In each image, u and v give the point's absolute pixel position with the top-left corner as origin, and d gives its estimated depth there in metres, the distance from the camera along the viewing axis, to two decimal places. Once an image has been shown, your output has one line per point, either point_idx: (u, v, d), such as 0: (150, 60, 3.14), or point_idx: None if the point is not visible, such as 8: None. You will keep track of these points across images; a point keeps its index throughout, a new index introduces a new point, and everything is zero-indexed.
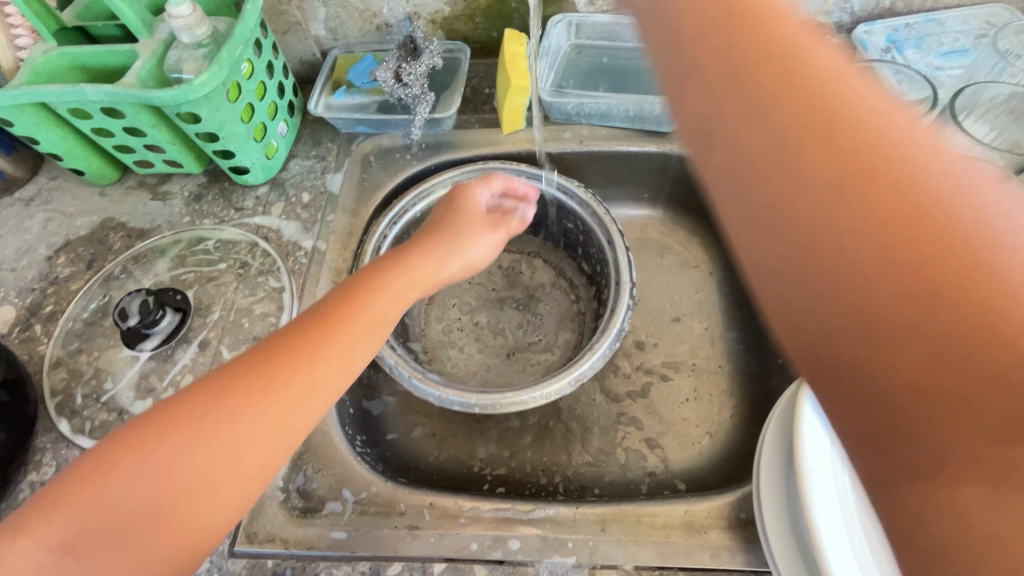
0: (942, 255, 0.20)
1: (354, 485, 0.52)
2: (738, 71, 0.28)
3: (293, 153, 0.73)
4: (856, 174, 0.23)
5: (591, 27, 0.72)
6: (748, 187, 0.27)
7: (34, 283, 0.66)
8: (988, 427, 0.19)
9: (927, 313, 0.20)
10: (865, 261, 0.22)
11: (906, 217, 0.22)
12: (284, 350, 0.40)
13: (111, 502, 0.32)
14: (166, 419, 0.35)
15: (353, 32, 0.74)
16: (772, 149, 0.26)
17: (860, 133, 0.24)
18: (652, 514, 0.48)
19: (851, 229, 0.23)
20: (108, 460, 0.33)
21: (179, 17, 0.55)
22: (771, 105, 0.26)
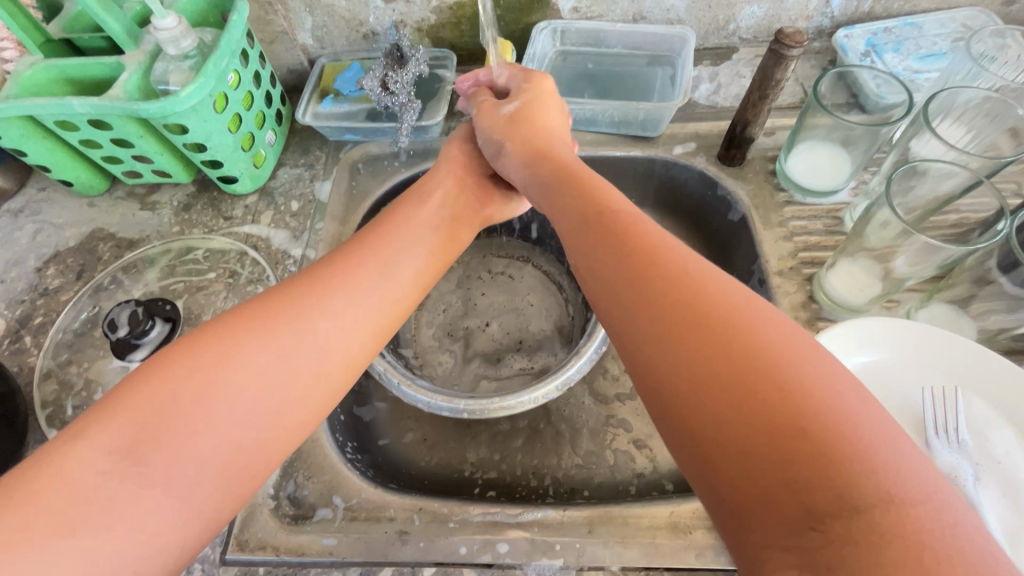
0: (751, 381, 0.27)
1: (344, 491, 0.52)
2: (611, 248, 0.37)
3: (282, 161, 0.74)
4: (684, 301, 0.32)
5: (576, 33, 0.72)
6: (626, 327, 0.34)
7: (23, 294, 0.66)
8: (792, 520, 0.24)
9: (754, 392, 0.27)
10: (702, 390, 0.28)
11: (728, 352, 0.29)
12: (318, 273, 0.43)
13: (169, 402, 0.34)
14: (216, 333, 0.38)
15: (340, 41, 0.74)
16: (636, 302, 0.34)
17: (694, 291, 0.32)
18: (638, 515, 0.48)
19: (698, 336, 0.30)
20: (162, 368, 0.35)
21: (164, 29, 0.55)
22: (627, 262, 0.36)
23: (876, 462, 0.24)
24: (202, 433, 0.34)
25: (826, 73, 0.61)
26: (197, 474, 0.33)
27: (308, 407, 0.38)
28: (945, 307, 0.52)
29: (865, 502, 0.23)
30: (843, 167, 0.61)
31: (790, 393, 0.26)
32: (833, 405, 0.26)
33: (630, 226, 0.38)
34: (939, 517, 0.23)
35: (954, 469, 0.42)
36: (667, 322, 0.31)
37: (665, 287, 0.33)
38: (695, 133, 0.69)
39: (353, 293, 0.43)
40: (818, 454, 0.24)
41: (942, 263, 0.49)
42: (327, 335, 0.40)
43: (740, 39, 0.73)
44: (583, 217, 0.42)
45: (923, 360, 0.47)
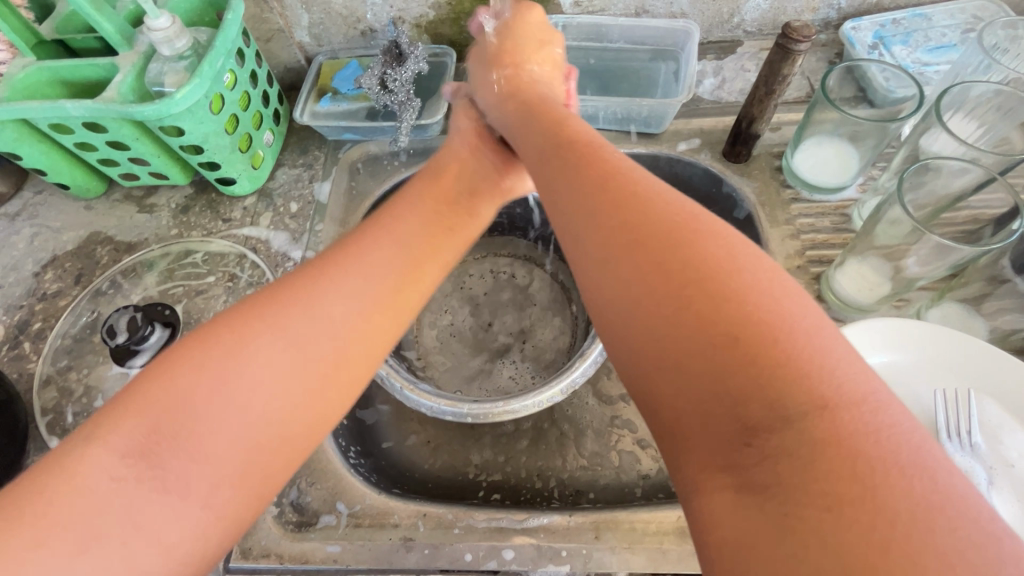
0: (694, 301, 0.27)
1: (348, 497, 0.52)
2: (568, 175, 0.37)
3: (280, 162, 0.73)
4: (634, 215, 0.32)
5: (577, 28, 0.71)
6: (573, 245, 0.34)
7: (22, 299, 0.65)
8: (731, 435, 0.25)
9: (700, 305, 0.27)
10: (648, 313, 0.29)
11: (672, 273, 0.29)
12: (332, 255, 0.41)
13: (180, 399, 0.33)
14: (229, 320, 0.36)
15: (337, 38, 0.73)
16: (586, 226, 0.33)
17: (643, 212, 0.32)
18: (646, 520, 0.48)
19: (646, 253, 0.30)
20: (174, 360, 0.34)
21: (158, 30, 0.54)
22: (578, 183, 0.35)
23: (812, 372, 0.24)
24: (217, 419, 0.33)
25: (833, 68, 0.59)
26: (218, 470, 0.32)
27: (328, 399, 0.36)
28: (957, 306, 0.51)
29: (798, 411, 0.23)
30: (851, 163, 0.60)
31: (729, 306, 0.27)
32: (770, 316, 0.26)
33: (586, 154, 0.38)
34: (875, 420, 0.23)
35: (967, 471, 0.41)
36: (616, 245, 0.31)
37: (616, 210, 0.33)
38: (699, 130, 0.68)
39: (370, 273, 0.40)
40: (752, 368, 0.25)
41: (954, 264, 0.48)
42: (344, 321, 0.38)
43: (745, 32, 0.72)
44: (545, 153, 0.41)
45: (934, 359, 0.46)
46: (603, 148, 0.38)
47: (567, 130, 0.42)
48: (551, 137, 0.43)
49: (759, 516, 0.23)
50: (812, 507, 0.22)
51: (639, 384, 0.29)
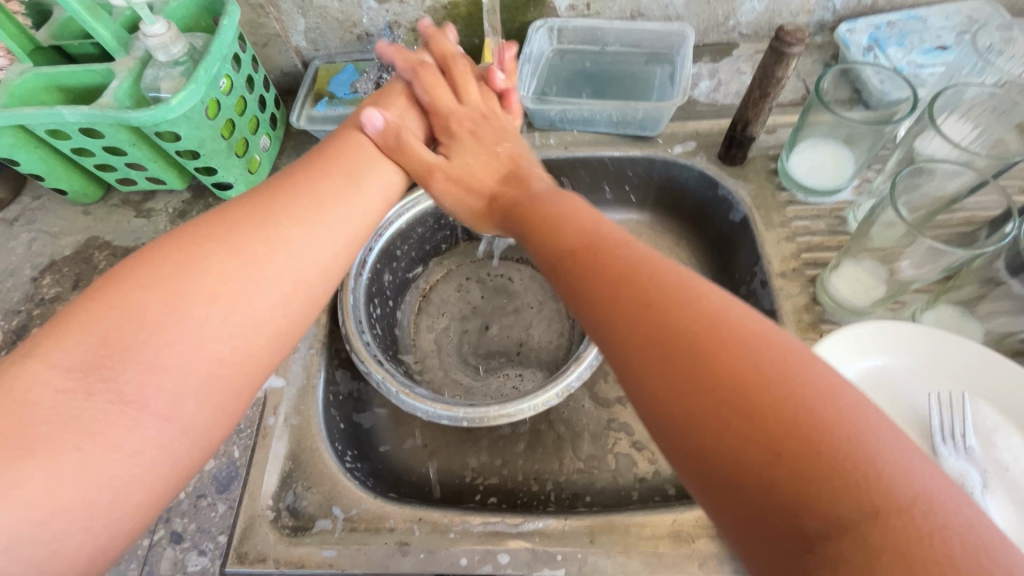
0: (729, 400, 0.27)
1: (344, 502, 0.52)
2: (593, 271, 0.37)
3: (277, 166, 0.73)
4: (670, 304, 0.32)
5: (573, 32, 0.71)
6: (608, 330, 0.34)
7: (19, 304, 0.65)
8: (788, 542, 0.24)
9: (743, 402, 0.26)
10: (685, 412, 0.28)
11: (706, 372, 0.28)
12: (277, 188, 0.44)
13: (133, 311, 0.34)
14: (173, 248, 0.37)
15: (333, 43, 0.73)
16: (622, 315, 0.33)
17: (672, 308, 0.32)
18: (640, 524, 0.48)
19: (685, 344, 0.30)
20: (122, 278, 0.35)
21: (154, 36, 0.54)
22: (612, 272, 0.36)
23: (863, 475, 0.23)
24: (173, 342, 0.34)
25: (828, 70, 0.59)
26: (181, 378, 0.34)
27: (286, 312, 0.40)
28: (950, 309, 0.51)
29: (852, 518, 0.23)
30: (846, 165, 0.60)
31: (766, 407, 0.26)
32: (816, 414, 0.25)
33: (608, 249, 0.38)
34: (930, 523, 0.22)
35: (961, 475, 0.41)
36: (647, 343, 0.31)
37: (645, 305, 0.33)
38: (695, 132, 0.68)
39: (315, 205, 0.44)
40: (796, 472, 0.24)
41: (948, 267, 0.48)
42: (295, 244, 0.42)
43: (740, 35, 0.72)
44: (566, 244, 0.42)
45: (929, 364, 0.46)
46: (621, 241, 0.39)
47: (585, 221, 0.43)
48: (572, 223, 0.44)
49: None
50: None
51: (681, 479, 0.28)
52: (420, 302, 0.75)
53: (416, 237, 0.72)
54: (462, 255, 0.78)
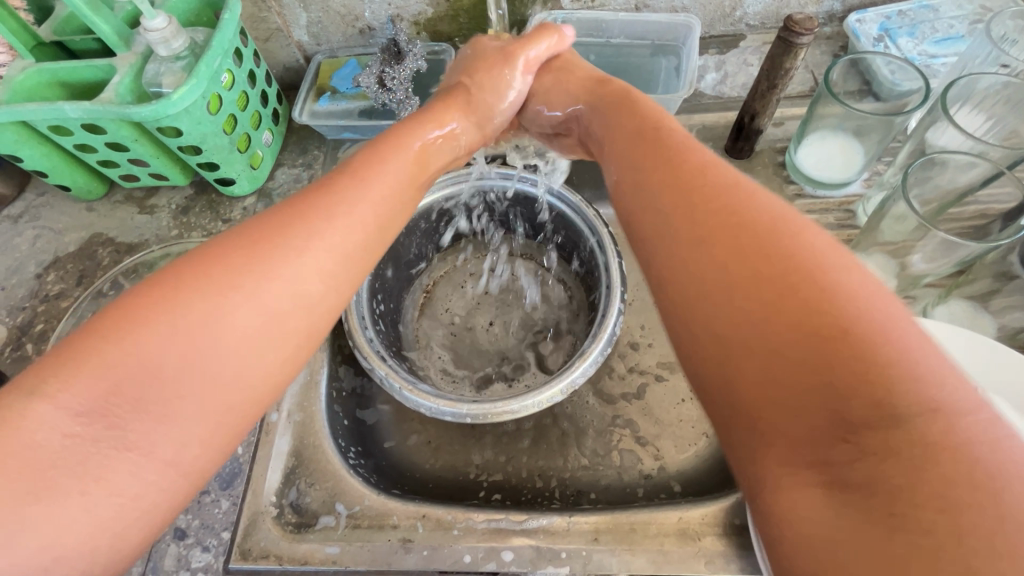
0: (778, 295, 0.26)
1: (347, 498, 0.51)
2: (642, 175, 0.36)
3: (279, 161, 0.73)
4: (726, 207, 0.31)
5: (577, 24, 0.70)
6: (656, 233, 0.33)
7: (24, 300, 0.65)
8: (824, 432, 0.24)
9: (800, 297, 0.26)
10: (729, 307, 0.28)
11: (753, 268, 0.28)
12: (309, 215, 0.37)
13: (149, 361, 0.30)
14: (198, 280, 0.32)
15: (336, 37, 0.73)
16: (672, 219, 0.32)
17: (723, 208, 0.31)
18: (646, 521, 0.47)
19: (741, 243, 0.29)
20: (138, 317, 0.30)
21: (154, 30, 0.54)
22: (665, 176, 0.35)
23: (913, 369, 0.23)
24: (188, 396, 0.30)
25: (837, 61, 0.58)
26: (186, 435, 0.30)
27: (296, 368, 0.35)
28: (963, 303, 0.50)
29: (906, 411, 0.22)
30: (855, 158, 0.59)
31: (816, 298, 0.26)
32: (872, 313, 0.25)
33: (658, 152, 0.37)
34: (988, 429, 0.22)
35: None
36: (692, 241, 0.31)
37: (690, 208, 0.32)
38: (701, 125, 0.67)
39: (348, 245, 0.38)
40: (851, 362, 0.23)
41: (961, 261, 0.47)
42: (319, 297, 0.36)
43: (747, 26, 0.71)
44: (618, 154, 0.41)
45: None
46: (672, 143, 0.38)
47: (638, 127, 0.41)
48: (625, 135, 0.42)
49: (858, 514, 0.22)
50: (923, 509, 0.20)
51: (720, 368, 0.27)
52: (422, 299, 0.74)
53: (418, 234, 0.71)
54: (464, 250, 0.77)
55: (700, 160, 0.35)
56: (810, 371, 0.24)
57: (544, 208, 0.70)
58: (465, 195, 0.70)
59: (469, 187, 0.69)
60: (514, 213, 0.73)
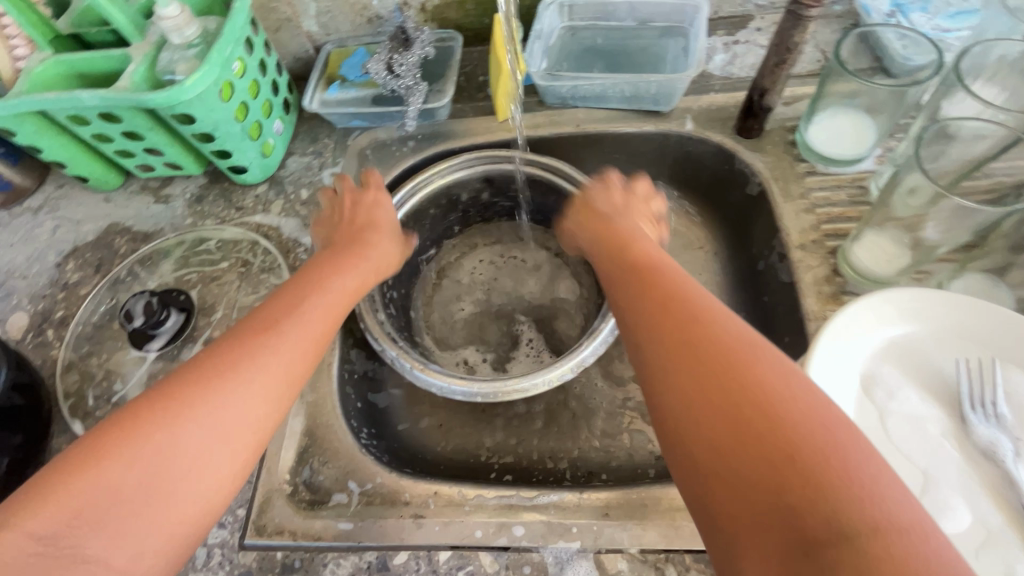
0: (740, 425, 0.30)
1: (359, 476, 0.52)
2: (641, 305, 0.40)
3: (290, 150, 0.74)
4: (699, 335, 0.35)
5: (584, 8, 0.70)
6: (648, 352, 0.37)
7: (45, 288, 0.67)
8: (784, 545, 0.26)
9: (765, 424, 0.29)
10: (703, 431, 0.31)
11: (729, 393, 0.31)
12: (246, 328, 0.43)
13: (110, 486, 0.34)
14: (152, 409, 0.37)
15: (345, 26, 0.73)
16: (657, 344, 0.36)
17: (701, 337, 0.35)
18: (657, 497, 0.47)
19: (716, 374, 0.32)
20: (102, 447, 0.35)
21: (168, 18, 0.55)
22: (654, 303, 0.39)
23: (855, 492, 0.26)
24: (146, 511, 0.34)
25: (846, 36, 0.58)
26: (144, 542, 0.33)
27: (240, 469, 0.39)
28: (978, 276, 0.49)
29: (852, 529, 0.25)
30: (867, 137, 0.58)
31: (766, 427, 0.29)
32: (821, 440, 0.28)
33: (652, 287, 0.41)
34: (924, 544, 0.24)
35: (992, 443, 0.40)
36: (671, 366, 0.35)
37: (678, 334, 0.36)
38: (709, 106, 0.67)
39: (283, 343, 0.43)
40: (808, 489, 0.27)
41: (974, 229, 0.46)
42: (257, 403, 0.40)
43: (756, 6, 0.71)
44: (621, 285, 0.45)
45: (960, 329, 0.44)
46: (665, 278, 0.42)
47: (637, 264, 0.46)
48: (626, 269, 0.46)
49: None
50: None
51: (702, 485, 0.30)
52: (433, 284, 0.75)
53: (429, 219, 0.72)
54: (476, 237, 0.77)
55: (679, 292, 0.39)
56: (773, 494, 0.27)
57: (553, 192, 0.68)
58: (474, 179, 0.70)
59: (479, 170, 0.69)
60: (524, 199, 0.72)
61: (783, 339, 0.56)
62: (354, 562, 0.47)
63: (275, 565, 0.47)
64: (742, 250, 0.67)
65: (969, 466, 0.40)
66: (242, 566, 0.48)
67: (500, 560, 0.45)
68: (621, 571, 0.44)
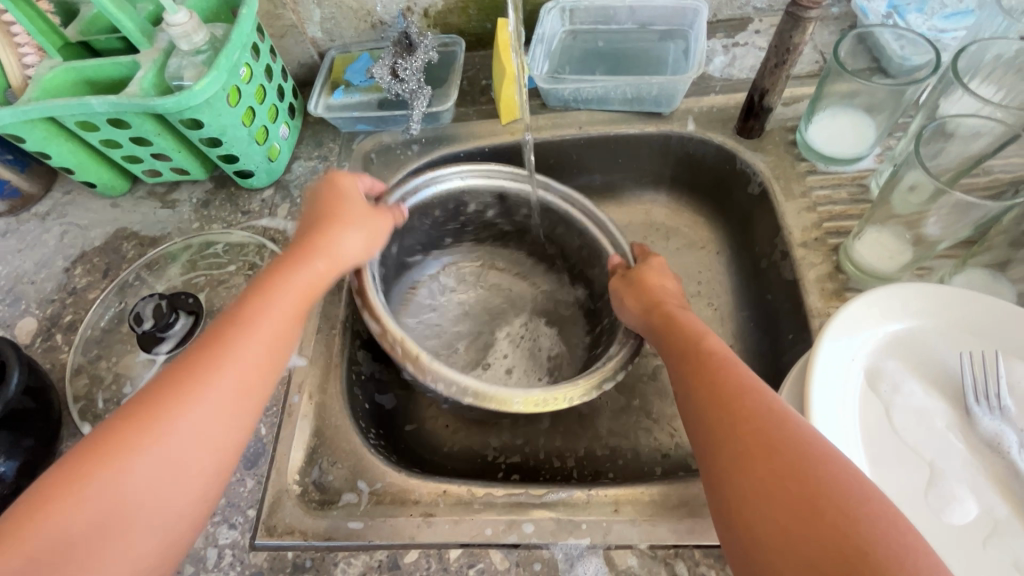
0: (807, 520, 0.31)
1: (368, 476, 0.52)
2: (705, 401, 0.39)
3: (296, 155, 0.74)
4: (762, 418, 0.36)
5: (585, 12, 0.71)
6: (708, 428, 0.37)
7: (53, 293, 0.67)
8: None
9: (828, 520, 0.30)
10: (767, 521, 0.32)
11: (817, 514, 0.31)
12: (186, 368, 0.40)
13: (63, 531, 0.34)
14: (102, 447, 0.36)
15: (349, 32, 0.74)
16: (716, 424, 0.37)
17: (767, 422, 0.35)
18: (665, 493, 0.48)
19: (779, 464, 0.33)
20: (56, 491, 0.35)
21: (176, 25, 0.56)
22: (711, 378, 0.40)
23: None
24: (110, 552, 0.35)
25: (844, 36, 0.59)
26: None
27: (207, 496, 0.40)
28: (982, 271, 0.50)
29: None
30: (868, 134, 0.59)
31: (837, 523, 0.30)
32: (886, 542, 0.29)
33: (714, 377, 0.40)
34: None
35: (997, 435, 0.40)
36: (732, 450, 0.35)
37: (738, 416, 0.36)
38: (711, 107, 0.68)
39: (233, 383, 0.41)
40: None
41: (974, 224, 0.47)
42: (216, 436, 0.40)
43: (754, 9, 0.72)
44: (681, 370, 0.43)
45: (958, 321, 0.44)
46: (727, 366, 0.40)
47: (698, 346, 0.44)
48: (685, 350, 0.44)
49: None
50: None
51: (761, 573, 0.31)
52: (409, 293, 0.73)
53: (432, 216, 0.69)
54: (466, 252, 0.76)
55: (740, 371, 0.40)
56: None
57: (564, 224, 0.68)
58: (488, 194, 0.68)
59: (494, 184, 0.67)
60: (533, 228, 0.71)
61: (786, 336, 0.57)
62: (365, 561, 0.47)
63: (286, 565, 0.47)
64: (744, 249, 0.67)
65: (975, 458, 0.40)
66: (254, 566, 0.48)
67: (510, 557, 0.46)
68: (631, 566, 0.44)
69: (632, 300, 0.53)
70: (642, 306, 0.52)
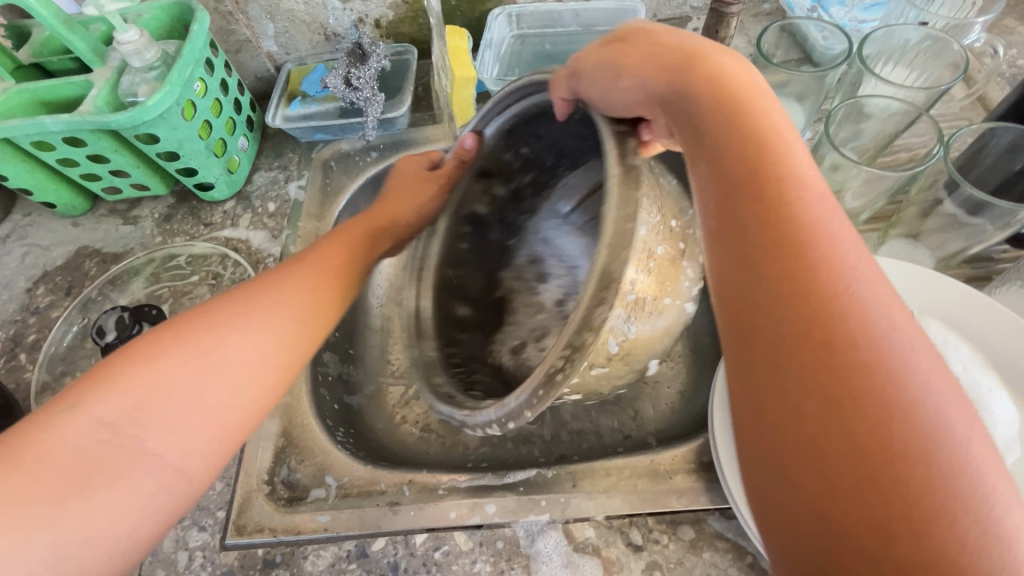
0: (816, 342, 0.25)
1: (336, 471, 0.54)
2: (735, 208, 0.30)
3: (256, 166, 0.76)
4: (787, 237, 0.28)
5: (531, 16, 0.74)
6: (730, 233, 0.30)
7: (15, 314, 0.67)
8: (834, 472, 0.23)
9: (845, 349, 0.24)
10: (769, 342, 0.26)
11: (827, 347, 0.25)
12: (261, 284, 0.46)
13: (166, 383, 0.37)
14: (202, 318, 0.41)
15: (304, 45, 0.76)
16: (731, 236, 0.29)
17: (793, 233, 0.28)
18: (618, 468, 0.50)
19: (801, 281, 0.26)
20: (159, 351, 0.38)
21: (127, 43, 0.57)
22: (741, 177, 0.30)
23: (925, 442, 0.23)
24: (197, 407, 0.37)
25: (768, 28, 0.62)
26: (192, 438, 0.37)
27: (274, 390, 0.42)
28: (903, 240, 0.54)
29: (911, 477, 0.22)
30: (797, 119, 0.62)
31: (854, 355, 0.24)
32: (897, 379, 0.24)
33: (819, 298, 0.26)
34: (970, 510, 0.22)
35: None
36: (753, 260, 0.28)
37: (768, 224, 0.28)
38: None
39: (298, 295, 0.46)
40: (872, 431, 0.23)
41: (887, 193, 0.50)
42: (282, 334, 0.44)
43: (691, 8, 0.75)
44: (732, 209, 0.30)
45: (924, 296, 0.47)
46: (803, 232, 0.28)
47: (757, 148, 0.31)
48: (734, 155, 0.31)
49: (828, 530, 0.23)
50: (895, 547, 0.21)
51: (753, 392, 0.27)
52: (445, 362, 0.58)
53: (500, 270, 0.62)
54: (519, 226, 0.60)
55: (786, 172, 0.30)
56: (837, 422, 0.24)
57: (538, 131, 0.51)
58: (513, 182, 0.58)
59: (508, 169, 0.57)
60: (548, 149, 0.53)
61: None
62: (334, 552, 0.48)
63: (257, 562, 0.48)
64: None
65: None
66: (224, 565, 0.49)
67: (474, 538, 0.47)
68: (588, 538, 0.46)
69: (632, 66, 0.39)
70: (654, 69, 0.37)
